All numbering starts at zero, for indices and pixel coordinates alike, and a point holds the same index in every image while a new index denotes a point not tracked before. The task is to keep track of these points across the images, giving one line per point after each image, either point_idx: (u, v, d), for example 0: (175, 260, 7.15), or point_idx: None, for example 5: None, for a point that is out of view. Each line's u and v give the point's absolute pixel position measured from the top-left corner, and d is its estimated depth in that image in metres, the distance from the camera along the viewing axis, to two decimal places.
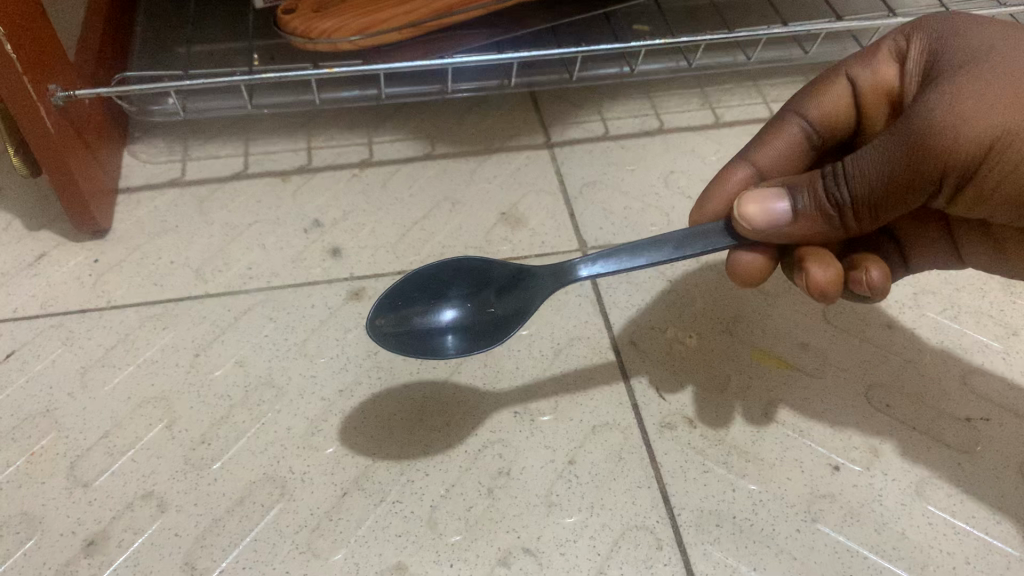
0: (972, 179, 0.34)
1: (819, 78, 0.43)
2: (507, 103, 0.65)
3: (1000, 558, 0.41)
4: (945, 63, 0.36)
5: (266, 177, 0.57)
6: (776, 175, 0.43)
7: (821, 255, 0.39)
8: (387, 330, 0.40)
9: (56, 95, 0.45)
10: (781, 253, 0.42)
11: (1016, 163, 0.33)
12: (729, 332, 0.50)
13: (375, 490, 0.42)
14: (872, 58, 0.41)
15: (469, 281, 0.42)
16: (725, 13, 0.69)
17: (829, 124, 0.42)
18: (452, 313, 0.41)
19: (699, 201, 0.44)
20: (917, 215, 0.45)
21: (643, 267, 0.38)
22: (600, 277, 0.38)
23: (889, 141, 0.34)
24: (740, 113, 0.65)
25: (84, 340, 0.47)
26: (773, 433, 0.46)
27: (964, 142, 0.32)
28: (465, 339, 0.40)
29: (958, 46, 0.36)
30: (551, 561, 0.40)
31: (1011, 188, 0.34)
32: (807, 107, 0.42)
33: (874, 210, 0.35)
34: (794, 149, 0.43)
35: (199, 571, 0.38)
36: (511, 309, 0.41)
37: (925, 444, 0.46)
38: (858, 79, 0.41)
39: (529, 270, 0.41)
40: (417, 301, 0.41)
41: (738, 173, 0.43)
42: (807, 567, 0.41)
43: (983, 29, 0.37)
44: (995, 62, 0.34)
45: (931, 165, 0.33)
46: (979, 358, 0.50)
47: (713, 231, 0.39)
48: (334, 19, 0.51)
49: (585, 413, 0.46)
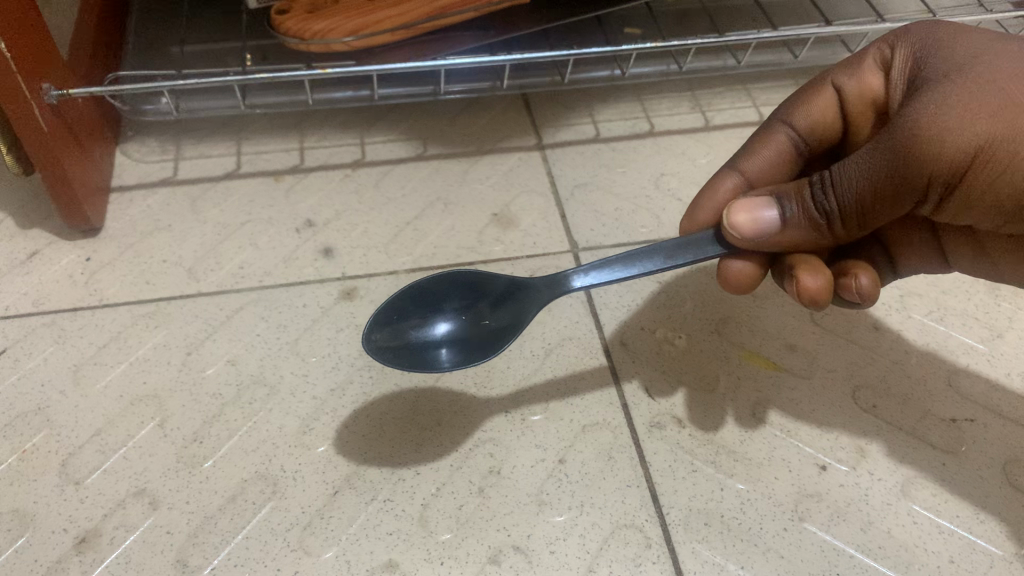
0: (958, 186, 0.35)
1: (806, 86, 0.43)
2: (500, 105, 0.65)
3: (984, 557, 0.42)
4: (929, 71, 0.37)
5: (259, 177, 0.58)
6: (765, 182, 0.44)
7: (812, 263, 0.40)
8: (383, 345, 0.40)
9: (50, 94, 0.46)
10: (770, 260, 0.42)
11: (1001, 170, 0.33)
12: (718, 333, 0.51)
13: (367, 489, 0.42)
14: (856, 66, 0.41)
15: (463, 295, 0.42)
16: (716, 17, 0.70)
17: (816, 131, 0.43)
18: (447, 325, 0.41)
19: (689, 209, 0.45)
20: (905, 221, 0.45)
21: (634, 277, 0.38)
22: (593, 288, 0.39)
23: (876, 150, 0.34)
24: (730, 116, 0.66)
25: (76, 338, 0.47)
26: (761, 433, 0.46)
27: (949, 150, 0.33)
28: (459, 352, 0.40)
29: (942, 54, 0.37)
30: (541, 559, 0.40)
31: (996, 195, 0.35)
32: (794, 115, 0.43)
33: (862, 217, 0.36)
34: (782, 156, 0.43)
35: (191, 568, 0.39)
36: (504, 322, 0.41)
37: (912, 444, 0.46)
38: (844, 87, 0.41)
39: (523, 283, 0.41)
40: (412, 314, 0.41)
41: (727, 181, 0.44)
42: (793, 565, 0.41)
43: (966, 36, 0.37)
44: (980, 70, 0.34)
45: (918, 173, 0.34)
46: (964, 359, 0.51)
47: (703, 240, 0.40)
48: (328, 20, 0.51)
49: (575, 412, 0.46)
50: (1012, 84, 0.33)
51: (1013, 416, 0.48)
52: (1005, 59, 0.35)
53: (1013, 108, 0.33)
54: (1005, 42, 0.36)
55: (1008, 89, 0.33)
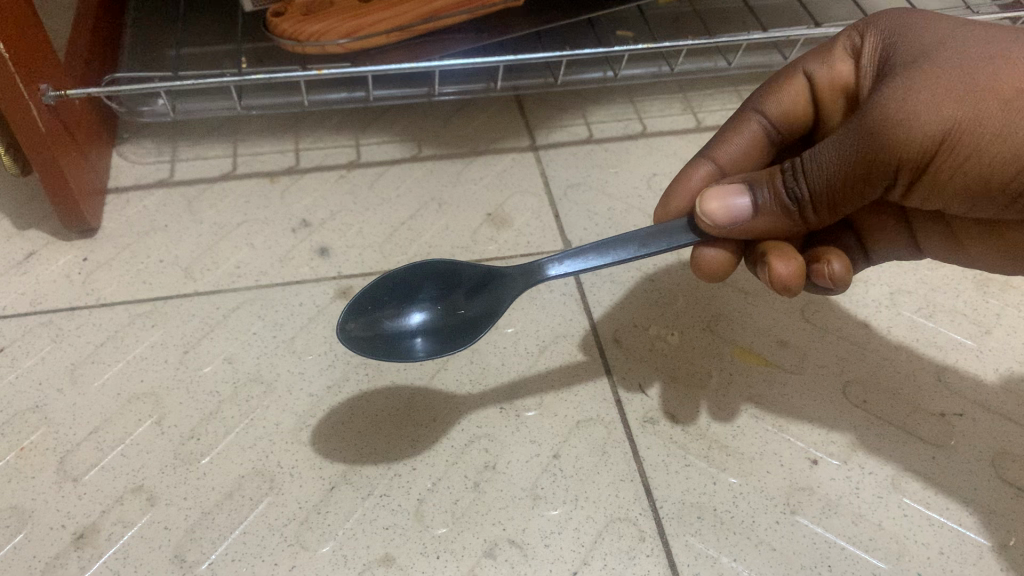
0: (926, 171, 0.36)
1: (778, 76, 0.44)
2: (493, 106, 0.66)
3: (973, 548, 0.43)
4: (898, 59, 0.37)
5: (254, 178, 0.58)
6: (738, 171, 0.45)
7: (783, 250, 0.40)
8: (357, 334, 0.40)
9: (48, 95, 0.46)
10: (743, 248, 0.43)
11: (967, 154, 0.34)
12: (710, 329, 0.52)
13: (363, 484, 0.42)
14: (827, 55, 0.42)
15: (438, 283, 0.43)
16: (707, 19, 0.71)
17: (787, 120, 0.44)
18: (421, 315, 0.42)
19: (664, 198, 0.46)
20: (875, 207, 0.46)
21: (610, 267, 0.39)
22: (569, 277, 0.39)
23: (845, 137, 0.35)
24: (722, 117, 0.67)
25: (72, 337, 0.47)
26: (751, 426, 0.47)
27: (916, 135, 0.34)
28: (434, 342, 0.41)
29: (911, 41, 0.38)
30: (536, 552, 0.41)
31: (963, 180, 0.36)
32: (766, 104, 0.44)
33: (832, 203, 0.36)
34: (754, 145, 0.44)
35: (188, 563, 0.39)
36: (480, 311, 0.41)
37: (902, 438, 0.47)
38: (815, 75, 0.42)
39: (498, 273, 0.42)
40: (388, 304, 0.42)
41: (700, 170, 0.44)
42: (786, 557, 0.42)
43: (934, 24, 0.38)
44: (946, 57, 0.35)
45: (886, 158, 0.34)
46: (953, 355, 0.51)
47: (677, 230, 0.40)
48: (322, 22, 0.52)
49: (569, 407, 0.47)
50: (978, 69, 0.34)
51: (1001, 410, 0.49)
52: (971, 47, 0.35)
53: (979, 93, 0.34)
54: (973, 29, 0.37)
55: (972, 74, 0.34)
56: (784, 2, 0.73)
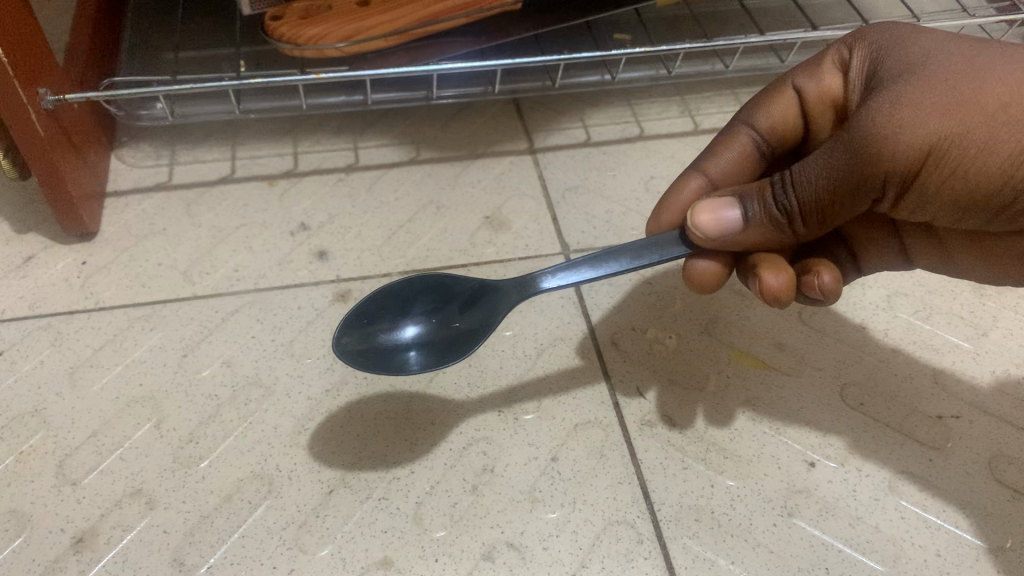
0: (912, 184, 0.36)
1: (768, 89, 0.44)
2: (491, 109, 0.66)
3: (970, 550, 0.43)
4: (885, 72, 0.38)
5: (254, 181, 0.58)
6: (729, 183, 0.45)
7: (773, 262, 0.41)
8: (352, 348, 0.40)
9: (47, 99, 0.46)
10: (734, 259, 0.43)
11: (953, 167, 0.34)
12: (707, 333, 0.52)
13: (361, 487, 0.43)
14: (816, 67, 0.42)
15: (432, 297, 0.43)
16: (705, 22, 0.71)
17: (777, 132, 0.44)
18: (415, 328, 0.42)
19: (656, 210, 0.46)
20: (866, 219, 0.46)
21: (603, 278, 0.39)
22: (564, 288, 0.40)
23: (833, 150, 0.35)
24: (720, 120, 0.67)
25: (71, 341, 0.47)
26: (749, 429, 0.47)
27: (902, 148, 0.34)
28: (429, 354, 0.41)
29: (898, 55, 0.38)
30: (534, 555, 0.41)
31: (950, 193, 0.36)
32: (756, 116, 0.44)
33: (821, 215, 0.37)
34: (745, 157, 0.45)
35: (187, 567, 0.39)
36: (475, 322, 0.41)
37: (900, 441, 0.47)
38: (804, 89, 0.42)
39: (492, 285, 0.42)
40: (383, 318, 0.42)
41: (692, 182, 0.45)
42: (784, 559, 0.42)
43: (922, 37, 0.38)
44: (933, 70, 0.35)
45: (873, 172, 0.35)
46: (950, 358, 0.52)
47: (669, 241, 0.40)
48: (321, 26, 0.52)
49: (567, 411, 0.47)
50: (965, 83, 0.34)
51: (998, 413, 0.49)
52: (958, 60, 0.36)
53: (965, 106, 0.34)
54: (959, 42, 0.37)
55: (957, 88, 0.34)
56: (781, 4, 0.74)
